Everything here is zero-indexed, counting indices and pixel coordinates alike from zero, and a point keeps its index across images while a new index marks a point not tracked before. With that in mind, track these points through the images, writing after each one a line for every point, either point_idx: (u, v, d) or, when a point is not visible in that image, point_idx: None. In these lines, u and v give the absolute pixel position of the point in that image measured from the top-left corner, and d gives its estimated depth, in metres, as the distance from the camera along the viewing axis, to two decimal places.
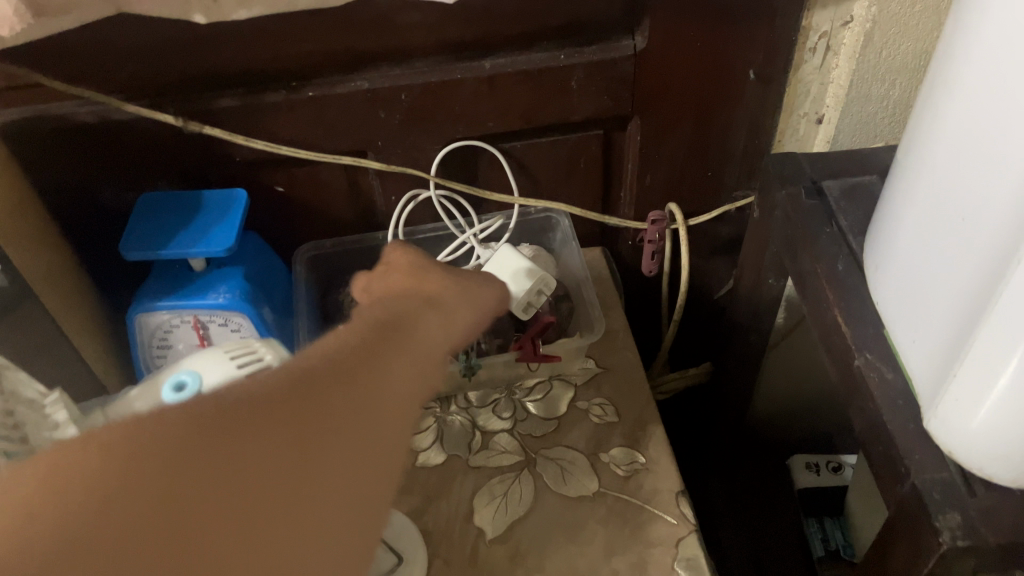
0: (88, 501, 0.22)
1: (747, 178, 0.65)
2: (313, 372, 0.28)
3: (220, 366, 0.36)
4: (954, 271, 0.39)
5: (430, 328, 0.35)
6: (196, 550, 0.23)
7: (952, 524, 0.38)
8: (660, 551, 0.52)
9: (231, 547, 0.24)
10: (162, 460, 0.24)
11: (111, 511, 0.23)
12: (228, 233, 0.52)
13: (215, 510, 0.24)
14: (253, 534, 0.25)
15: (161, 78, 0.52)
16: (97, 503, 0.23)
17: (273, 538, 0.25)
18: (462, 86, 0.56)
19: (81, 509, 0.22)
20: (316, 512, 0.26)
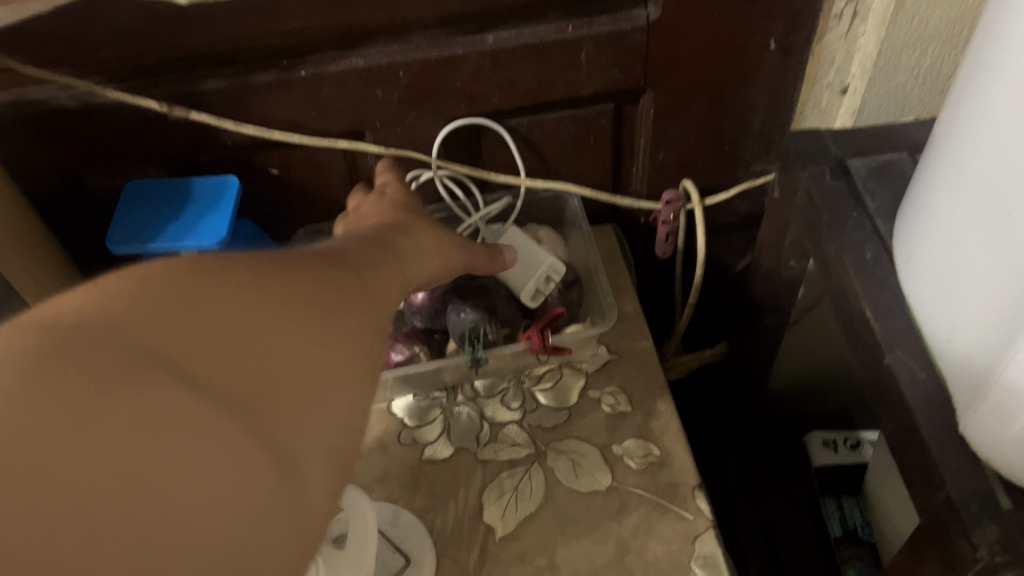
0: (30, 412, 0.20)
1: (766, 151, 0.62)
2: (243, 278, 0.27)
3: None
4: (993, 268, 0.36)
5: (382, 273, 0.35)
6: (162, 442, 0.22)
7: (989, 538, 0.36)
8: (676, 549, 0.50)
9: (187, 449, 0.22)
10: (95, 358, 0.22)
11: (44, 419, 0.20)
12: (220, 225, 0.50)
13: (161, 407, 0.22)
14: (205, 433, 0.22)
15: (142, 60, 0.49)
16: (42, 411, 0.20)
17: (246, 428, 0.24)
18: (463, 62, 0.52)
19: (24, 422, 0.20)
20: (275, 405, 0.25)
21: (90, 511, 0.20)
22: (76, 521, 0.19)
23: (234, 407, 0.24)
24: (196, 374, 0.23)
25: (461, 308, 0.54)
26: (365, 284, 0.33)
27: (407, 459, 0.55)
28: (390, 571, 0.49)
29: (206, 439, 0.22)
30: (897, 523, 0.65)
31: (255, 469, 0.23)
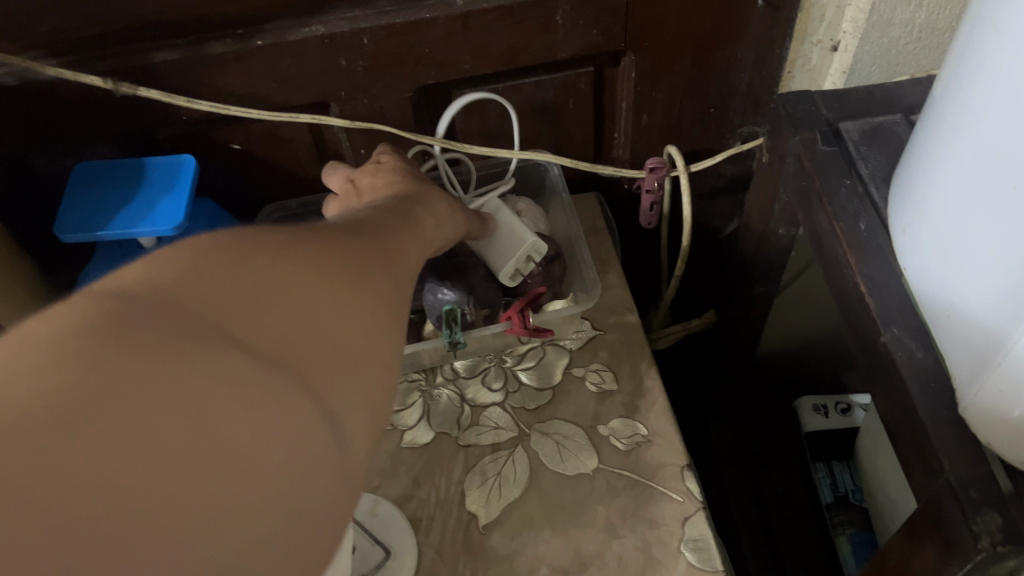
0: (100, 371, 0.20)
1: (754, 112, 0.59)
2: (292, 242, 0.27)
3: None
4: (994, 242, 0.34)
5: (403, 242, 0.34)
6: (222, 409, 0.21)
7: (990, 527, 0.34)
8: (665, 533, 0.48)
9: (247, 416, 0.22)
10: (159, 311, 0.22)
11: (118, 368, 0.20)
12: (176, 209, 0.47)
13: (228, 365, 0.22)
14: (257, 387, 0.22)
15: (83, 32, 0.45)
16: (111, 373, 0.20)
17: (300, 395, 0.23)
18: (431, 27, 0.49)
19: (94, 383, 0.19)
20: (329, 372, 0.25)
21: (162, 456, 0.20)
22: (148, 463, 0.19)
23: (294, 381, 0.23)
24: (247, 332, 0.23)
25: (438, 289, 0.51)
26: (390, 260, 0.31)
27: (386, 445, 0.53)
28: (370, 565, 0.48)
29: (257, 392, 0.22)
30: (888, 493, 0.63)
31: (308, 434, 0.23)
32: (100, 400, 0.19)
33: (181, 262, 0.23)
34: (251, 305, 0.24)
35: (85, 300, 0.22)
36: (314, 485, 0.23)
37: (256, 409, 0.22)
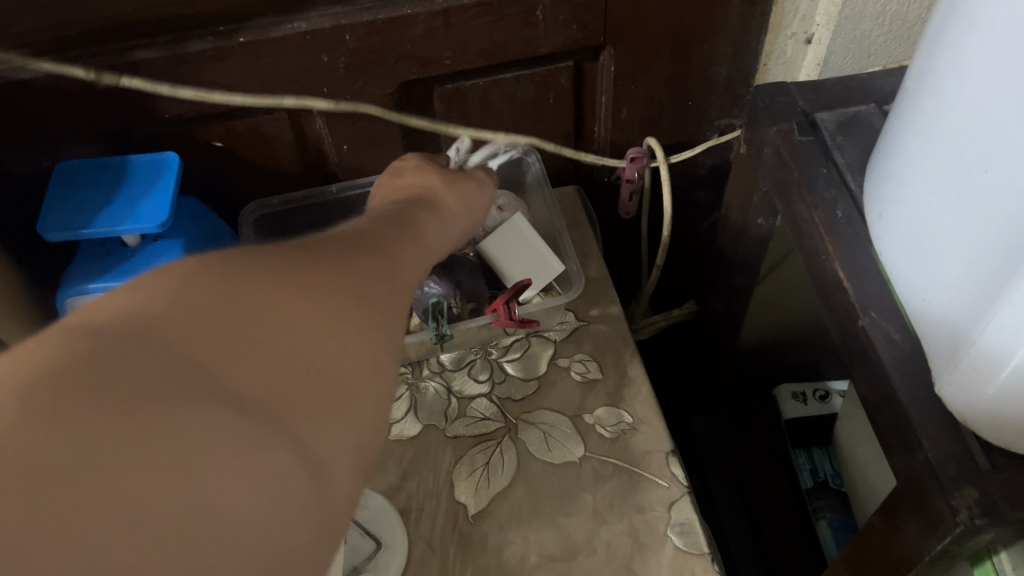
0: (74, 435, 0.19)
1: (731, 106, 0.60)
2: (277, 272, 0.26)
3: None
4: (967, 227, 0.35)
5: (410, 260, 0.34)
6: (206, 466, 0.21)
7: (968, 501, 0.35)
8: (652, 519, 0.49)
9: (232, 470, 0.21)
10: (134, 363, 0.21)
11: (92, 433, 0.19)
12: (160, 206, 0.47)
13: (209, 417, 0.21)
14: (242, 436, 0.22)
15: (65, 28, 0.45)
16: (85, 437, 0.19)
17: (286, 443, 0.23)
18: (412, 23, 0.49)
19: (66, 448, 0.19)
20: (316, 414, 0.24)
21: (140, 521, 0.19)
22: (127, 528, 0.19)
23: (281, 413, 0.23)
24: (230, 378, 0.22)
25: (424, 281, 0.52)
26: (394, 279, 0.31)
27: None
28: (361, 556, 0.48)
29: (242, 441, 0.22)
30: (867, 480, 0.64)
31: (295, 486, 0.23)
32: (77, 452, 0.19)
33: (165, 297, 0.23)
34: (241, 322, 0.24)
35: (60, 340, 0.21)
36: (301, 527, 0.23)
37: (237, 452, 0.21)
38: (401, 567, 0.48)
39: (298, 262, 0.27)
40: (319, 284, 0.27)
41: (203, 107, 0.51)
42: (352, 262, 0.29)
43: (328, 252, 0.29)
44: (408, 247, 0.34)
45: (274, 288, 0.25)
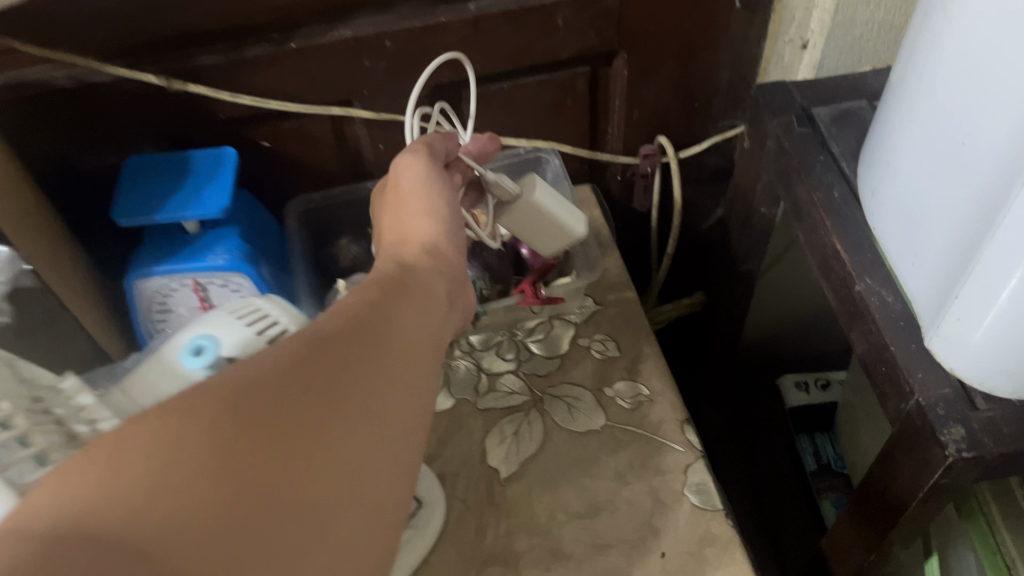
0: None
1: (733, 108, 0.65)
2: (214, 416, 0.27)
3: (235, 334, 0.35)
4: (949, 194, 0.40)
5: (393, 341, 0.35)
6: None
7: (956, 436, 0.40)
8: (669, 480, 0.54)
9: None
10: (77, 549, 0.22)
11: None
12: (222, 194, 0.51)
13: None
14: None
15: (140, 35, 0.50)
16: None
17: None
18: (446, 30, 0.55)
19: None
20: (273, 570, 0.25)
21: None
22: None
23: None
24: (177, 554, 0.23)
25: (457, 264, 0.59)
26: (361, 369, 0.32)
27: None
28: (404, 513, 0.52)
29: None
30: (865, 457, 0.69)
31: None
32: None
33: (99, 470, 0.24)
34: (296, 400, 0.29)
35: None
36: None
37: None
38: (439, 523, 0.52)
39: (339, 344, 0.32)
40: (356, 370, 0.32)
41: (255, 109, 0.56)
42: (383, 336, 0.34)
43: (363, 334, 0.33)
44: (427, 305, 0.38)
45: (317, 369, 0.30)
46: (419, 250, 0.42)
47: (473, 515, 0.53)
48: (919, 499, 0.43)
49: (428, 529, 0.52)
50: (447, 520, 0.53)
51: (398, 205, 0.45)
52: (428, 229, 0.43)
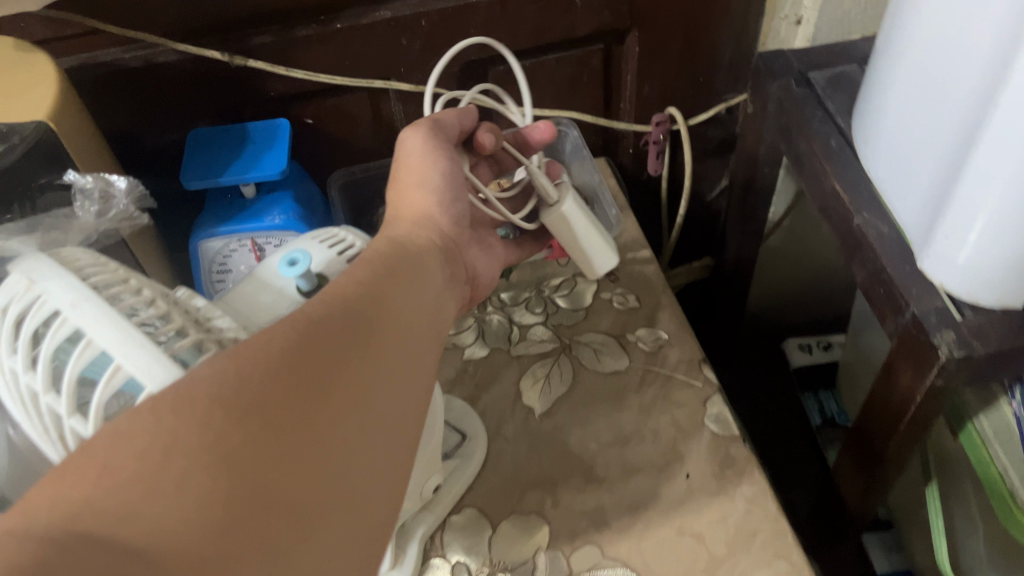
0: None
1: (735, 82, 0.71)
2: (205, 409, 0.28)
3: (322, 253, 0.41)
4: (935, 128, 0.45)
5: (392, 313, 0.36)
6: None
7: (948, 339, 0.45)
8: (690, 411, 0.59)
9: None
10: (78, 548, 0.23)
11: None
12: (279, 158, 0.57)
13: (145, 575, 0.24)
14: None
15: (203, 19, 0.55)
16: None
17: None
18: (475, 11, 0.60)
19: None
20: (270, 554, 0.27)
21: None
22: None
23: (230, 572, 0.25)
24: (171, 548, 0.24)
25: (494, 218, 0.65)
26: (357, 352, 0.33)
27: (450, 359, 0.64)
28: (450, 446, 0.58)
29: None
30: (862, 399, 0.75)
31: None
32: None
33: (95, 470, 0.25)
34: (285, 391, 0.30)
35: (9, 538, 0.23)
36: None
37: None
38: (483, 455, 0.57)
39: (330, 329, 0.33)
40: (347, 358, 0.32)
41: (302, 86, 0.62)
42: (376, 319, 0.35)
43: (356, 317, 0.34)
44: (420, 288, 0.39)
45: (305, 358, 0.31)
46: (410, 225, 0.43)
47: (512, 448, 0.58)
48: (918, 402, 0.48)
49: (473, 459, 0.57)
50: (489, 453, 0.58)
51: (398, 180, 0.47)
52: (422, 203, 0.45)
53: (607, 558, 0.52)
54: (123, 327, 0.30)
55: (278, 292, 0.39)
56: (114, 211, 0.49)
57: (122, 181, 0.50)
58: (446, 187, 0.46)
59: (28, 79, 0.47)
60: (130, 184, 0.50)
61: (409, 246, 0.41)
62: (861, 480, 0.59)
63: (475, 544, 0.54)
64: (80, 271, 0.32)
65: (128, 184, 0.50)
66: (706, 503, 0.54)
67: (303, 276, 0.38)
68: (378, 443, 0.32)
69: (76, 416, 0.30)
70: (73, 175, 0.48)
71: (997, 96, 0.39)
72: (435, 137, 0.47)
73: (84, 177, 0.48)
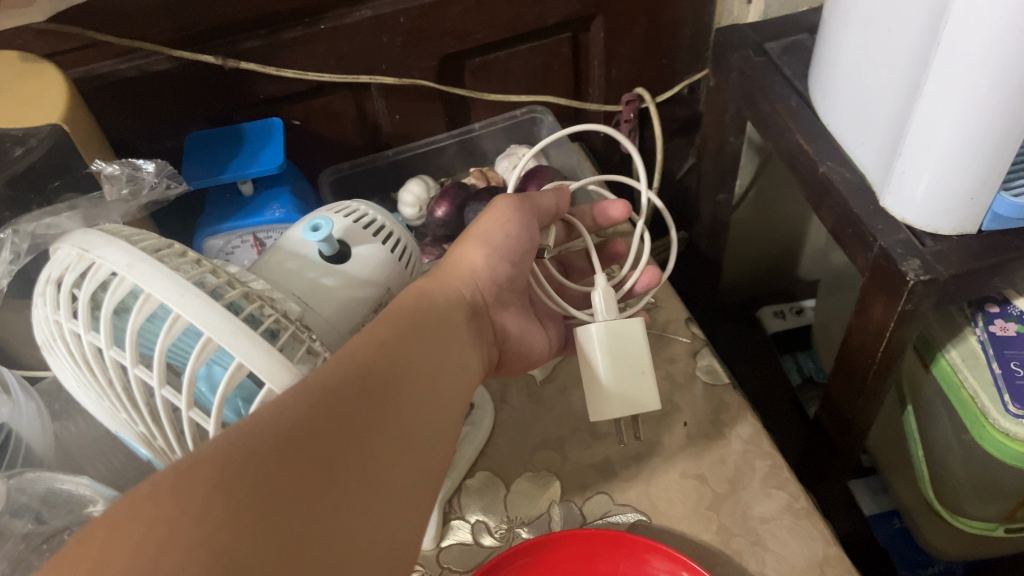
0: None
1: (695, 61, 0.76)
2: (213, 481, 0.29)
3: (341, 222, 0.49)
4: (886, 75, 0.49)
5: (395, 378, 0.37)
6: None
7: (914, 266, 0.49)
8: (681, 364, 0.63)
9: None
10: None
11: None
12: (276, 153, 0.60)
13: None
14: None
15: (195, 27, 0.58)
16: None
17: None
18: (451, 5, 0.64)
19: None
20: None
21: None
22: None
23: None
24: None
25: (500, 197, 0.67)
26: (361, 421, 0.34)
27: None
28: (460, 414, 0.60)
29: None
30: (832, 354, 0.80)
31: None
32: None
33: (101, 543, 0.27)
34: (290, 468, 0.30)
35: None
36: None
37: None
38: (491, 420, 0.60)
39: (338, 399, 0.34)
40: (352, 430, 0.34)
41: (290, 86, 0.65)
42: (387, 387, 0.37)
43: (363, 387, 0.35)
44: (426, 350, 0.41)
45: (312, 432, 0.32)
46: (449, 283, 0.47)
47: (517, 412, 0.61)
48: (891, 329, 0.53)
49: (483, 425, 0.60)
50: (496, 417, 0.61)
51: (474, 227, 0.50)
52: (479, 262, 0.49)
53: (619, 505, 0.55)
54: (173, 278, 0.33)
55: (306, 261, 0.46)
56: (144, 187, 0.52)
57: (150, 163, 0.53)
58: (506, 250, 0.50)
59: (35, 85, 0.49)
60: (158, 164, 0.53)
61: (433, 300, 0.44)
62: (843, 417, 0.63)
63: (492, 503, 0.56)
64: (132, 240, 0.36)
65: (156, 165, 0.53)
66: (705, 447, 0.58)
67: (325, 240, 0.45)
68: (385, 512, 0.33)
69: (138, 366, 0.33)
70: (101, 163, 0.51)
71: (937, 38, 0.43)
72: (518, 212, 0.50)
73: (110, 165, 0.51)
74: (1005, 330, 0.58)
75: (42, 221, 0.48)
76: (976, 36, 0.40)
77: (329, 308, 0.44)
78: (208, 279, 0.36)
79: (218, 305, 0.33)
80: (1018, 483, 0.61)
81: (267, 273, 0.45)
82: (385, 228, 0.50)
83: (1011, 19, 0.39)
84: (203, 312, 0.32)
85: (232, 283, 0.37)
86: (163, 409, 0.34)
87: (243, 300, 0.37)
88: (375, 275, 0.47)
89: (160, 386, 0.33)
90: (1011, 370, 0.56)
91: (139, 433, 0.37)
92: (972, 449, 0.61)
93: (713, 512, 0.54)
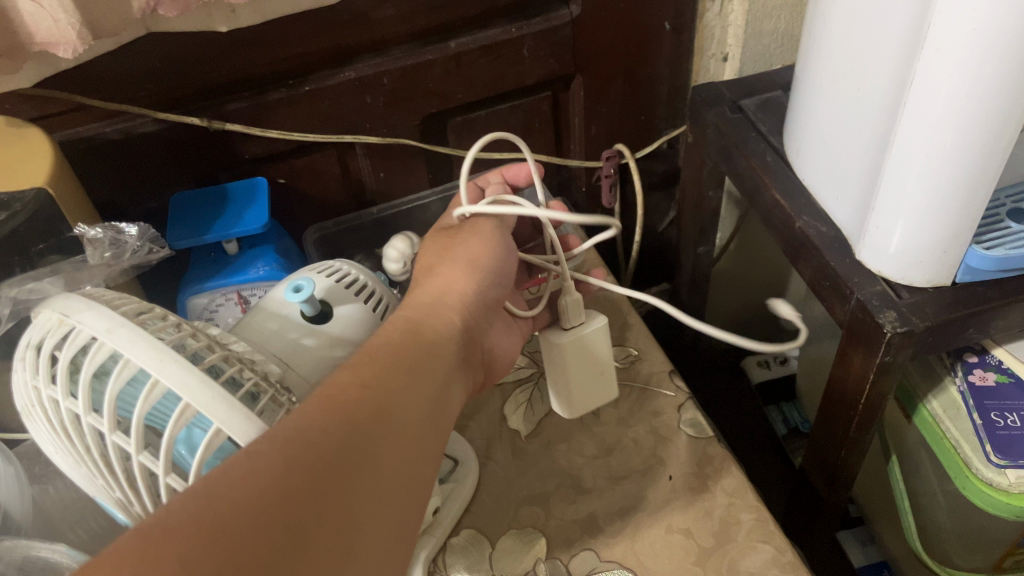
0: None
1: (674, 117, 0.77)
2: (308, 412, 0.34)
3: (324, 283, 0.49)
4: (856, 134, 0.51)
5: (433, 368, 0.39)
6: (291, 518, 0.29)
7: (891, 317, 0.50)
8: (666, 417, 0.63)
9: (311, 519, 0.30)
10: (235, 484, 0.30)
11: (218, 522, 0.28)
12: (261, 212, 0.60)
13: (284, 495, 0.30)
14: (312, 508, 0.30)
15: (178, 91, 0.59)
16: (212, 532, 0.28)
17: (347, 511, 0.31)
18: (434, 65, 0.65)
19: None
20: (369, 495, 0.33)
21: None
22: None
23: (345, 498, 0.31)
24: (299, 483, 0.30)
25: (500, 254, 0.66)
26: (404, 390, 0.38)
27: None
28: (445, 471, 0.60)
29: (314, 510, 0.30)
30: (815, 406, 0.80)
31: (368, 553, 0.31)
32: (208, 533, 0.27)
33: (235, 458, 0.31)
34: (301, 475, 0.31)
35: None
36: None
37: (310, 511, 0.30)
38: (475, 476, 0.60)
39: (353, 405, 0.35)
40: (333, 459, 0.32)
41: (275, 146, 0.66)
42: (366, 404, 0.36)
43: (339, 443, 0.33)
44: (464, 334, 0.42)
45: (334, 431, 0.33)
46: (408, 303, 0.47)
47: (502, 467, 0.61)
48: (871, 380, 0.53)
49: (466, 482, 0.59)
50: (480, 474, 0.61)
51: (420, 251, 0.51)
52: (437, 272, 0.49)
53: (605, 561, 0.54)
54: (151, 341, 0.33)
55: (288, 322, 0.46)
56: (127, 251, 0.53)
57: (131, 226, 0.55)
58: (454, 254, 0.50)
59: (21, 151, 0.49)
60: (140, 228, 0.55)
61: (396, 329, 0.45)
62: (827, 468, 0.63)
63: (477, 562, 0.55)
64: (114, 303, 0.37)
65: (138, 230, 0.55)
66: (691, 501, 0.57)
67: (306, 300, 0.46)
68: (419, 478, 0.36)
69: (116, 432, 0.33)
70: (83, 227, 0.52)
71: (903, 98, 0.44)
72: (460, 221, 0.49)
73: (93, 229, 0.52)
74: (984, 380, 0.59)
75: (24, 285, 0.49)
76: (942, 96, 0.42)
77: (309, 370, 0.44)
78: (187, 344, 0.36)
79: (198, 369, 0.33)
80: (1005, 532, 0.61)
81: (249, 334, 0.46)
82: (367, 287, 0.51)
83: (972, 76, 0.40)
84: (181, 376, 0.32)
85: (211, 347, 0.37)
86: (140, 475, 0.34)
87: (220, 363, 0.37)
88: (357, 335, 0.47)
89: (138, 451, 0.33)
90: (992, 420, 0.57)
91: (116, 498, 0.36)
92: (957, 499, 0.61)
93: (700, 567, 0.53)
